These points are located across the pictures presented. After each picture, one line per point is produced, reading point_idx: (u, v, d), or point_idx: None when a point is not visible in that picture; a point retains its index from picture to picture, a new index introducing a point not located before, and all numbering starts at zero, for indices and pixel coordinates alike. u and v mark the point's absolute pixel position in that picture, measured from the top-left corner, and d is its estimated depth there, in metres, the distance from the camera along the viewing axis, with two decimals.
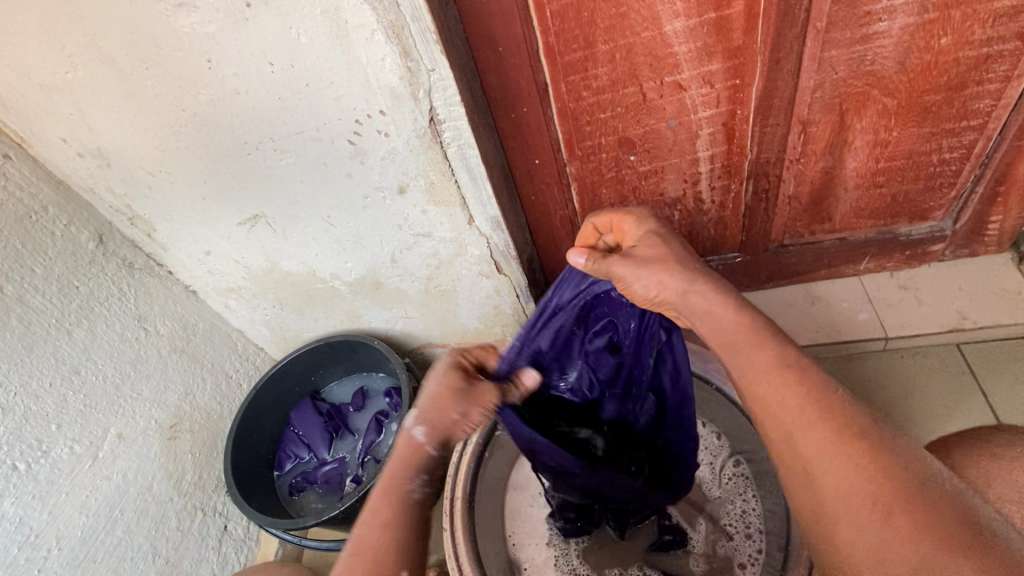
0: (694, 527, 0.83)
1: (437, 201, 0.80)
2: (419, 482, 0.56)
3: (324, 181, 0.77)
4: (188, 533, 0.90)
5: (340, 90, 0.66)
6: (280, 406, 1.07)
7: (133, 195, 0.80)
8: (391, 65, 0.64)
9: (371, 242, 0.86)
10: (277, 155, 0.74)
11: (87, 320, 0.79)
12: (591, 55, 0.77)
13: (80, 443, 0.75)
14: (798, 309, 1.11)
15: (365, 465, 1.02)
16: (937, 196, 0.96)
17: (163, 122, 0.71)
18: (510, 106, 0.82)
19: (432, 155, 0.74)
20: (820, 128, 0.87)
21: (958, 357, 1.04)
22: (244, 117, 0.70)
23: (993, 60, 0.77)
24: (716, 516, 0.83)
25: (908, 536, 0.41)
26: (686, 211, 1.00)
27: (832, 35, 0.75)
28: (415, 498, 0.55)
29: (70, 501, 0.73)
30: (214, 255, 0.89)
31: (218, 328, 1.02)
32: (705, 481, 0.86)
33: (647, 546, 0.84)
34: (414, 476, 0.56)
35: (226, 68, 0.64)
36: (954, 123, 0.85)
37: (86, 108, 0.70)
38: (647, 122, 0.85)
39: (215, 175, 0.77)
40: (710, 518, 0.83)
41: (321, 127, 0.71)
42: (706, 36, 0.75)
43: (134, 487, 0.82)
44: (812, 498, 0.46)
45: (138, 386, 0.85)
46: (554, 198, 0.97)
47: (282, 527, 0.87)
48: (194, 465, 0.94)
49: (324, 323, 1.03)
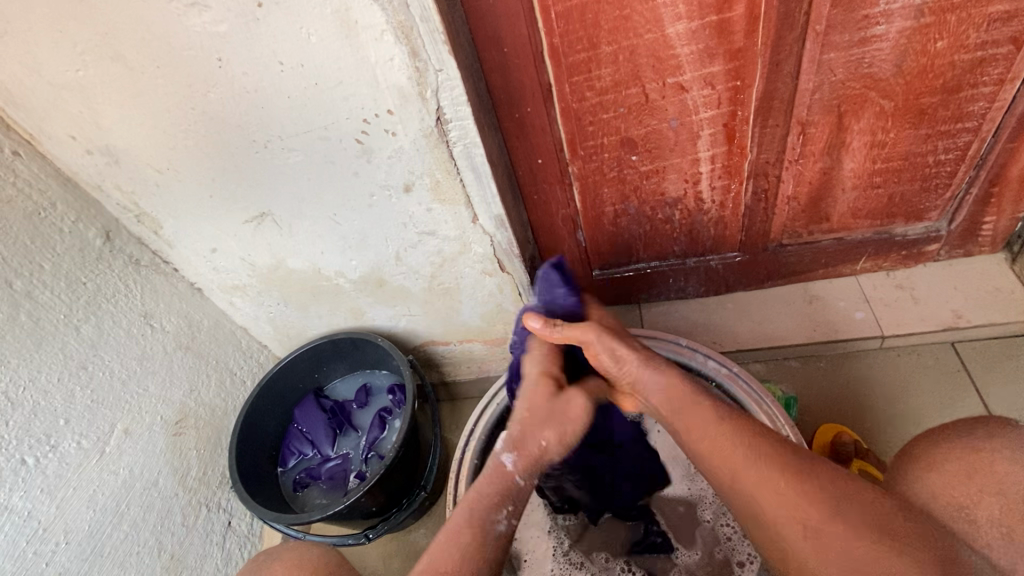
0: (689, 539, 0.85)
1: (442, 199, 0.80)
2: (505, 516, 0.61)
3: (332, 179, 0.78)
4: (192, 529, 0.90)
5: (349, 89, 0.67)
6: (284, 402, 1.08)
7: (141, 192, 0.81)
8: (400, 65, 0.65)
9: (377, 240, 0.87)
10: (284, 153, 0.75)
11: (94, 315, 0.80)
12: (594, 56, 0.78)
13: (87, 437, 0.76)
14: (796, 307, 1.12)
15: (368, 462, 1.03)
16: (933, 197, 0.98)
17: (172, 120, 0.71)
18: (514, 106, 0.83)
19: (438, 154, 0.75)
20: (817, 130, 0.88)
21: (952, 356, 1.05)
22: (252, 115, 0.70)
23: (987, 63, 0.79)
24: (706, 523, 0.86)
25: (840, 535, 0.52)
26: (686, 211, 1.01)
27: (831, 38, 0.77)
28: (501, 529, 0.60)
29: (78, 495, 0.74)
30: (220, 252, 0.90)
31: (223, 325, 1.02)
32: (703, 501, 0.87)
33: (631, 546, 0.86)
34: (498, 509, 0.61)
35: (237, 67, 0.65)
36: (949, 125, 0.87)
37: (96, 106, 0.70)
38: (649, 123, 0.87)
39: (223, 172, 0.78)
40: (701, 527, 0.86)
41: (329, 126, 0.71)
42: (708, 38, 0.76)
43: (140, 482, 0.83)
44: (776, 519, 0.55)
45: (144, 382, 0.86)
46: (556, 197, 0.98)
47: (286, 522, 0.87)
48: (199, 461, 0.95)
49: (328, 321, 1.04)
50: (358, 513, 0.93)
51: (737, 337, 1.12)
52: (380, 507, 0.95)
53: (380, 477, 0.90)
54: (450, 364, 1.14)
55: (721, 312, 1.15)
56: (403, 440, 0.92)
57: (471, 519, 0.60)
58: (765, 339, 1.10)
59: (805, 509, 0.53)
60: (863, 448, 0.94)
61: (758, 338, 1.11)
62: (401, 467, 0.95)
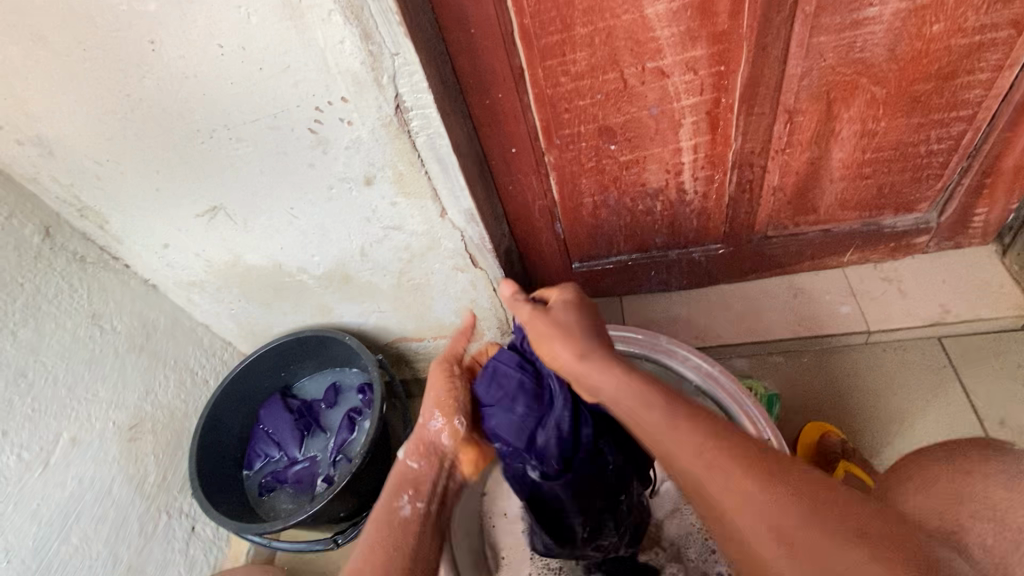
0: (673, 551, 0.82)
1: (407, 192, 0.75)
2: (405, 499, 0.71)
3: (285, 170, 0.73)
4: (151, 537, 0.86)
5: (298, 74, 0.61)
6: (249, 403, 1.03)
7: (81, 185, 0.75)
8: (351, 49, 0.59)
9: (339, 235, 0.82)
10: (232, 144, 0.69)
11: (33, 320, 0.74)
12: (568, 38, 0.72)
13: (28, 449, 0.71)
14: (781, 302, 1.08)
15: (337, 465, 0.99)
16: (924, 187, 0.94)
17: (107, 107, 0.65)
18: (484, 92, 0.78)
19: (400, 145, 0.69)
20: (805, 119, 0.84)
21: (940, 351, 1.02)
22: (195, 103, 0.65)
23: (985, 48, 0.74)
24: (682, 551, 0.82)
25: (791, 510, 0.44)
26: (668, 202, 0.97)
27: (820, 20, 0.72)
28: (405, 513, 0.70)
29: (20, 510, 0.69)
30: (173, 247, 0.85)
31: (181, 322, 0.97)
32: (687, 540, 0.82)
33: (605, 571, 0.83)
34: (400, 495, 0.71)
35: (172, 50, 0.59)
36: (943, 114, 0.83)
37: (21, 93, 0.64)
38: (628, 110, 0.81)
39: (169, 164, 0.72)
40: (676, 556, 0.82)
41: (278, 114, 0.66)
42: (690, 20, 0.71)
43: (91, 492, 0.79)
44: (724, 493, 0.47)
45: (93, 387, 0.81)
46: (532, 188, 0.93)
47: (251, 532, 0.84)
48: (158, 467, 0.90)
49: (293, 318, 0.99)
50: (326, 519, 0.89)
51: (719, 332, 1.08)
52: (349, 511, 0.92)
53: (348, 482, 0.87)
54: (424, 360, 1.10)
55: (703, 305, 1.12)
56: (371, 443, 0.88)
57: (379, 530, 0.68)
58: (748, 334, 1.07)
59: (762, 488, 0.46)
60: (850, 447, 0.92)
61: (741, 332, 1.07)
62: (370, 471, 0.91)
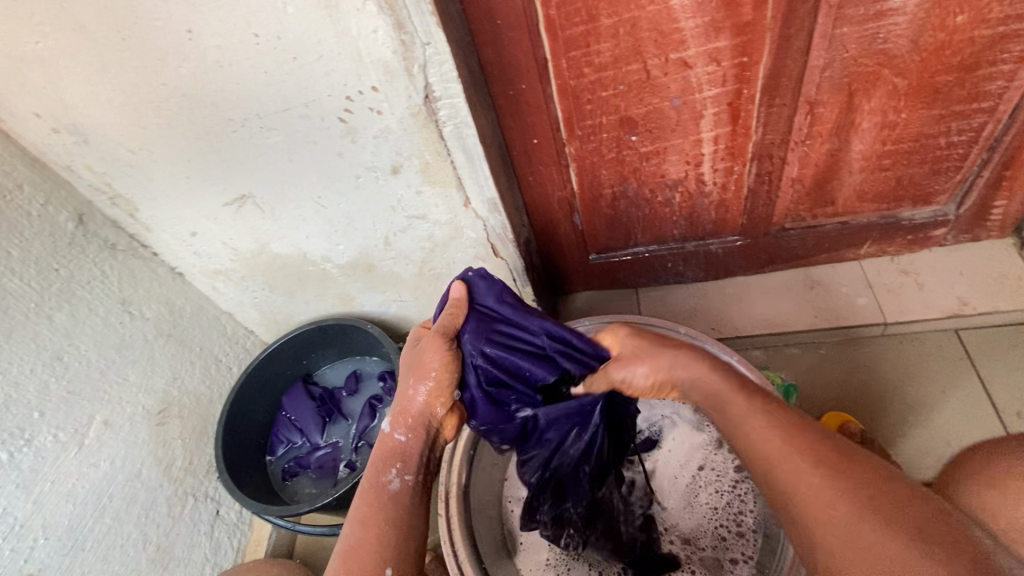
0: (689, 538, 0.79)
1: (432, 181, 0.77)
2: (395, 474, 0.61)
3: (312, 158, 0.74)
4: (179, 520, 0.88)
5: (331, 64, 0.63)
6: (271, 390, 1.05)
7: (113, 174, 0.77)
8: (383, 38, 0.60)
9: (364, 224, 0.83)
10: (263, 133, 0.71)
11: (68, 304, 0.76)
12: (593, 30, 0.73)
13: (64, 430, 0.73)
14: (797, 294, 1.09)
15: (359, 450, 1.01)
16: (943, 179, 0.95)
17: (143, 96, 0.67)
18: (508, 83, 0.79)
19: (427, 135, 0.70)
20: (826, 110, 0.84)
21: (957, 343, 1.03)
22: (229, 93, 0.66)
23: (1009, 39, 0.75)
24: (699, 540, 0.78)
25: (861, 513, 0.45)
26: (687, 194, 0.97)
27: (844, 11, 0.72)
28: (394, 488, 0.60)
29: (56, 489, 0.71)
30: (200, 235, 0.86)
31: (205, 309, 0.99)
32: (703, 527, 0.79)
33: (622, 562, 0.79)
34: (388, 469, 0.61)
35: (209, 40, 0.61)
36: (965, 105, 0.83)
37: (59, 81, 0.66)
38: (650, 101, 0.82)
39: (200, 153, 0.74)
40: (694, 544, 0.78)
41: (309, 104, 0.67)
42: (714, 11, 0.71)
43: (123, 474, 0.80)
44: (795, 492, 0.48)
45: (124, 371, 0.83)
46: (553, 179, 0.94)
47: (276, 514, 0.86)
48: (184, 450, 0.92)
49: (316, 306, 1.01)
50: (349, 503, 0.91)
51: (736, 323, 1.09)
52: None
53: None
54: None
55: (720, 298, 1.12)
56: None
57: (370, 484, 0.61)
58: (765, 325, 1.08)
59: (834, 492, 0.46)
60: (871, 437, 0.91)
61: (757, 324, 1.08)
62: None
